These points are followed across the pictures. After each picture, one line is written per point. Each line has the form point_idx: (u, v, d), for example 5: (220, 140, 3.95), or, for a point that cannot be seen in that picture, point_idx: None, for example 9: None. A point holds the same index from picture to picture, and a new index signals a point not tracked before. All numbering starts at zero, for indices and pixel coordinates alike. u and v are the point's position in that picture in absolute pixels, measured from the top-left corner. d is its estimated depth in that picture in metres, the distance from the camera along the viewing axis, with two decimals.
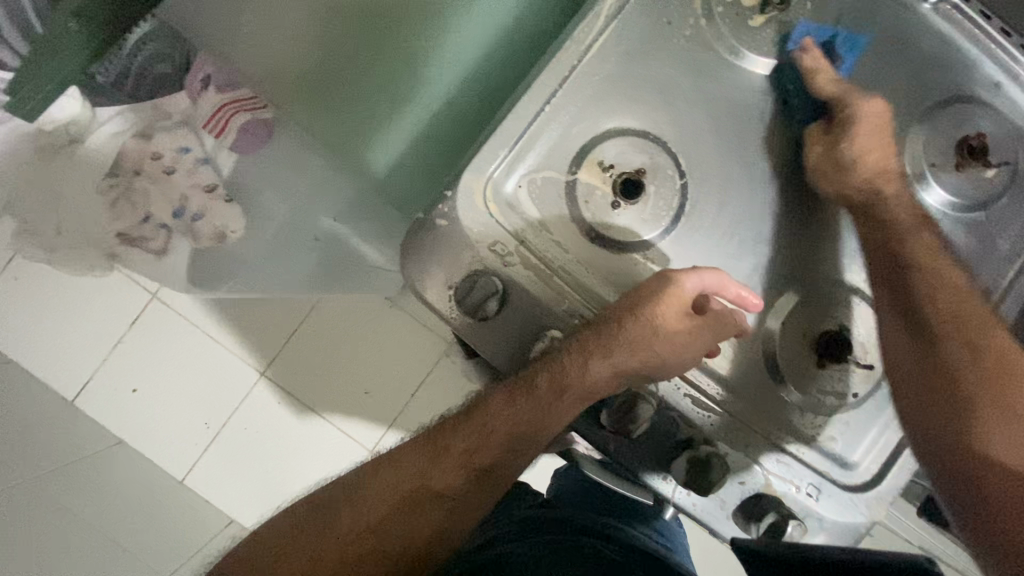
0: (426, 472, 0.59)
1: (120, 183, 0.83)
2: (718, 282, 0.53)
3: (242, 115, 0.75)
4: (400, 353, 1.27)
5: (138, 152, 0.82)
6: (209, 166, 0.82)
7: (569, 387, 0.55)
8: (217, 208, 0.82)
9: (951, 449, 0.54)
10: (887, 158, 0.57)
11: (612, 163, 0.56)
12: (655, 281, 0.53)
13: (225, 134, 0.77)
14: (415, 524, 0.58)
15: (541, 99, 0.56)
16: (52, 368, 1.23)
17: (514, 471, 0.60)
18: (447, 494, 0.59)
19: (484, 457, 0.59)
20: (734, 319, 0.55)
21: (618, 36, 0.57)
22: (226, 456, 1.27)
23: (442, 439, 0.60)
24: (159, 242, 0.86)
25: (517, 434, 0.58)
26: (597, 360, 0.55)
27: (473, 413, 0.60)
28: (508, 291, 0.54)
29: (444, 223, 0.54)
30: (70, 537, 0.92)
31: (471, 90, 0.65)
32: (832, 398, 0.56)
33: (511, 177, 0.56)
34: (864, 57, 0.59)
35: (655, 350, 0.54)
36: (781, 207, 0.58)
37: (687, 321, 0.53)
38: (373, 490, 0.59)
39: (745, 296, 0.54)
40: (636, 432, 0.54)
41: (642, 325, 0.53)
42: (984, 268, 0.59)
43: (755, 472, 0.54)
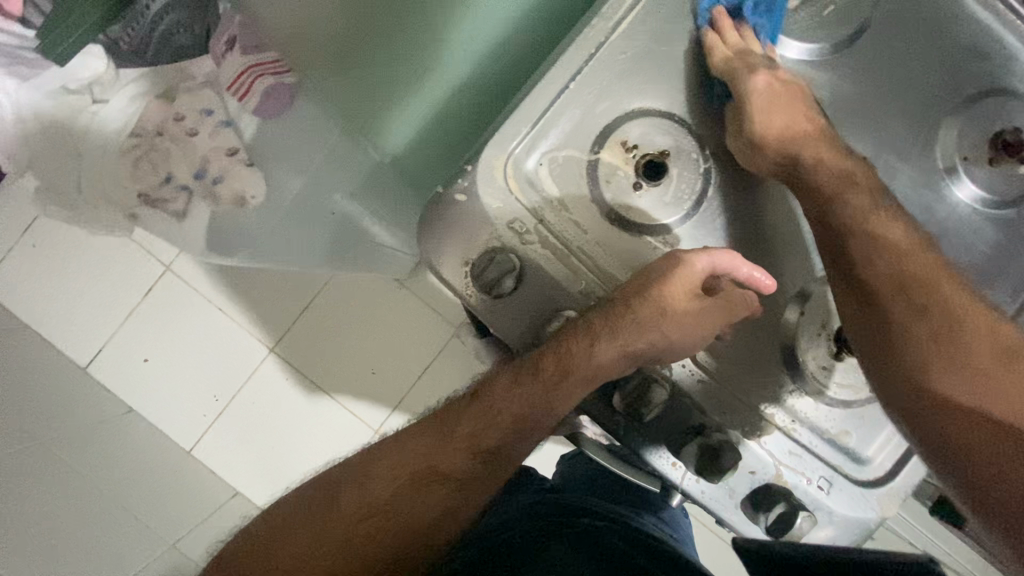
0: (432, 453, 0.59)
1: (142, 142, 0.84)
2: (728, 265, 0.51)
3: (267, 76, 0.78)
4: (409, 333, 1.28)
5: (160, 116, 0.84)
6: (231, 129, 0.84)
7: (574, 369, 0.54)
8: (238, 172, 0.84)
9: (925, 432, 0.49)
10: (804, 124, 0.55)
11: (636, 144, 0.55)
12: (665, 262, 0.52)
13: (248, 98, 0.81)
14: (417, 506, 0.58)
15: (567, 76, 0.55)
16: (67, 335, 1.24)
17: (521, 454, 0.59)
18: (452, 476, 0.58)
19: (490, 439, 0.58)
20: (745, 300, 0.54)
21: (648, 14, 0.55)
22: (234, 429, 1.29)
23: (448, 420, 0.59)
24: (180, 205, 0.85)
25: (523, 417, 0.57)
26: (606, 340, 0.53)
27: (480, 394, 0.59)
28: (525, 269, 0.54)
29: (463, 198, 0.54)
30: (78, 503, 0.94)
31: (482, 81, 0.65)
32: (848, 392, 0.55)
33: (532, 154, 0.55)
34: (900, 45, 0.57)
35: (667, 332, 0.53)
36: (759, 191, 0.57)
37: (696, 304, 0.53)
38: (378, 473, 0.58)
39: (759, 277, 0.52)
40: (647, 415, 0.54)
41: (652, 306, 0.52)
42: (1014, 267, 0.57)
43: (765, 463, 0.54)
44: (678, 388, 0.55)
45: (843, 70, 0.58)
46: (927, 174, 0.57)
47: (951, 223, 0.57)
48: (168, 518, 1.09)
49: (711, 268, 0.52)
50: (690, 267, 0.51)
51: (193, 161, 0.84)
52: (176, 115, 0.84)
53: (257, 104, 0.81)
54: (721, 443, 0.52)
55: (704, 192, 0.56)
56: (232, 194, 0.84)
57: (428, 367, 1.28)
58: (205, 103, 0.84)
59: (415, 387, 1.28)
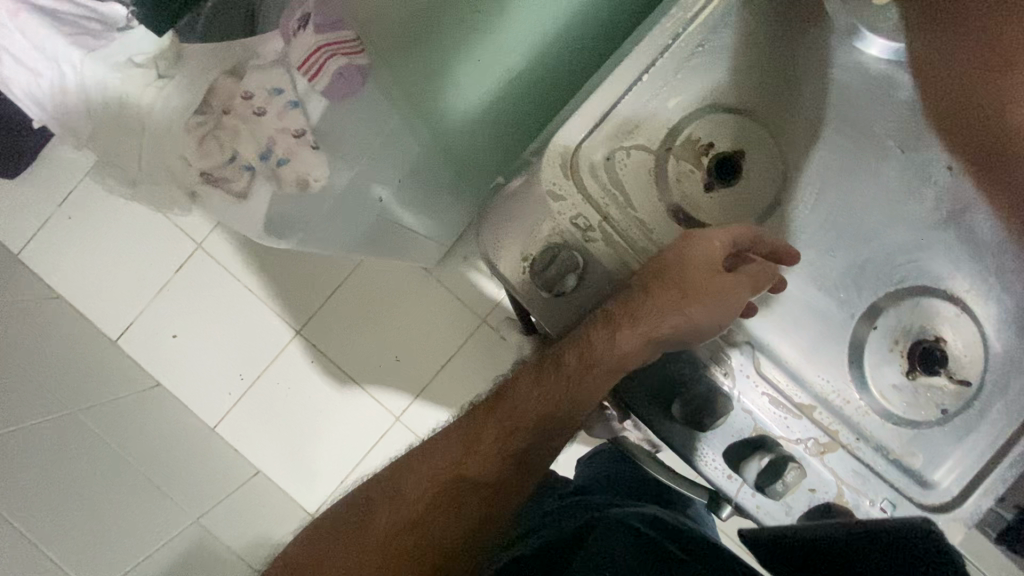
0: (461, 461, 0.60)
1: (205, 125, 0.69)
2: (749, 237, 0.50)
3: (339, 58, 0.59)
4: (435, 322, 1.26)
5: (229, 90, 0.62)
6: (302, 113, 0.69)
7: (598, 362, 0.52)
8: (305, 156, 0.65)
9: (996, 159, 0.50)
10: None
11: (710, 143, 0.54)
12: (677, 244, 0.50)
13: None
14: (454, 512, 0.60)
15: (639, 69, 0.53)
16: (103, 309, 1.27)
17: (549, 453, 0.61)
18: (484, 483, 0.60)
19: (517, 441, 0.59)
20: (765, 272, 0.50)
21: (727, 6, 0.53)
22: (259, 409, 1.29)
23: (472, 428, 0.61)
24: (244, 186, 0.66)
25: (551, 417, 0.57)
26: (625, 330, 0.50)
27: (501, 399, 0.60)
28: (587, 267, 0.52)
29: (526, 191, 0.52)
30: (102, 468, 0.95)
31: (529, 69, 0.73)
32: (920, 411, 0.53)
33: (601, 148, 0.53)
34: None
35: (688, 314, 0.50)
36: (795, 156, 0.54)
37: (718, 281, 0.50)
38: (409, 490, 0.61)
39: (784, 249, 0.51)
40: (709, 425, 0.51)
41: (671, 287, 0.50)
42: None
43: (827, 481, 0.51)
44: (741, 401, 0.52)
45: None
46: None
47: None
48: (193, 490, 1.10)
49: (732, 242, 0.50)
50: (708, 246, 0.50)
51: (259, 139, 0.64)
52: (243, 93, 0.62)
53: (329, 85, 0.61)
54: (786, 460, 0.50)
55: (781, 199, 0.54)
56: (293, 178, 0.66)
57: (452, 357, 1.26)
58: (276, 81, 0.63)
59: (439, 377, 1.27)
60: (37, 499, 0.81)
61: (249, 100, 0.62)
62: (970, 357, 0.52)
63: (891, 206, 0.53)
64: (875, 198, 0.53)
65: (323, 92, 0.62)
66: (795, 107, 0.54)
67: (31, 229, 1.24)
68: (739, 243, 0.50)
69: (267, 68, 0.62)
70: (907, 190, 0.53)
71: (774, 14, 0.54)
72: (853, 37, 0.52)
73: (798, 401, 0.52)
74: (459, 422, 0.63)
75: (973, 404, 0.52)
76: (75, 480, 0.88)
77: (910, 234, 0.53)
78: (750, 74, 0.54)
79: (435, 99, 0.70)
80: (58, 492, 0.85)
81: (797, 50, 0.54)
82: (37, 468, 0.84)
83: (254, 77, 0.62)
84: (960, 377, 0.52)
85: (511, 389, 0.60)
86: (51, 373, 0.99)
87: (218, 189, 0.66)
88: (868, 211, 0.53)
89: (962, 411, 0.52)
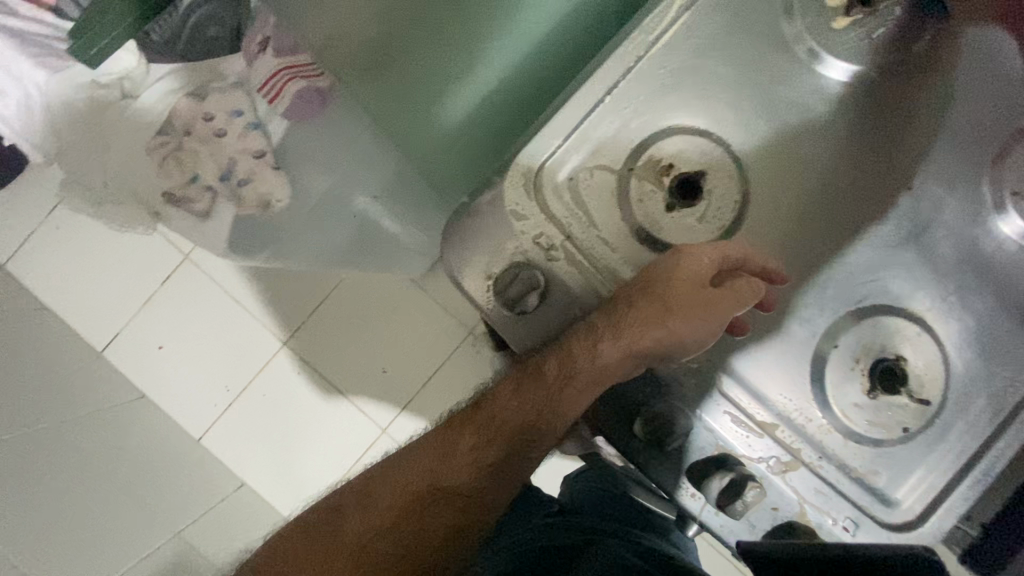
0: (435, 469, 0.60)
1: (171, 142, 0.74)
2: (740, 255, 0.50)
3: (299, 81, 0.70)
4: (420, 335, 1.26)
5: (191, 112, 0.73)
6: (260, 130, 0.74)
7: (578, 373, 0.52)
8: (266, 175, 0.74)
9: None
10: None
11: (671, 163, 0.54)
12: (667, 258, 0.51)
13: (278, 101, 0.71)
14: (426, 522, 0.60)
15: (603, 89, 0.53)
16: (86, 318, 1.27)
17: (527, 467, 0.60)
18: (459, 492, 0.60)
19: (493, 451, 0.59)
20: (751, 288, 0.50)
21: (689, 29, 0.54)
22: (242, 419, 1.29)
23: (452, 435, 0.61)
24: (206, 206, 0.75)
25: (529, 426, 0.57)
26: (606, 341, 0.51)
27: (481, 408, 0.61)
28: (549, 286, 0.53)
29: (491, 208, 0.52)
30: (83, 482, 0.94)
31: (522, 76, 0.61)
32: (878, 430, 0.53)
33: (564, 168, 0.54)
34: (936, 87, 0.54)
35: (671, 328, 0.50)
36: (755, 176, 0.55)
37: (703, 294, 0.50)
38: (381, 497, 0.61)
39: (774, 267, 0.51)
40: (670, 445, 0.52)
41: (656, 300, 0.50)
42: None
43: (788, 499, 0.51)
44: (702, 419, 0.52)
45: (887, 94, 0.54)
46: (973, 206, 0.53)
47: (999, 260, 0.53)
48: (174, 506, 1.09)
49: (722, 257, 0.50)
50: (697, 261, 0.50)
51: (219, 161, 0.74)
52: (205, 115, 0.73)
53: (289, 106, 0.71)
54: (746, 478, 0.50)
55: (741, 218, 0.55)
56: (255, 199, 0.75)
57: (438, 370, 1.26)
58: (236, 104, 0.73)
59: (423, 389, 1.26)
60: (23, 512, 0.81)
61: (210, 122, 0.73)
62: (929, 376, 0.53)
63: (850, 224, 0.54)
64: (829, 222, 0.55)
65: (284, 113, 0.72)
66: (763, 127, 0.54)
67: (13, 239, 1.24)
68: (731, 260, 0.51)
69: (227, 90, 0.73)
70: (866, 210, 0.54)
71: (739, 34, 0.54)
72: (815, 63, 0.54)
73: (760, 420, 0.53)
74: (438, 429, 0.63)
75: (934, 423, 0.53)
76: (61, 492, 0.89)
77: (871, 253, 0.54)
78: (719, 93, 0.54)
79: (405, 106, 0.65)
80: (43, 504, 0.85)
81: (764, 69, 0.54)
82: (19, 481, 0.83)
83: (216, 101, 0.73)
84: (920, 397, 0.53)
85: (492, 394, 0.60)
86: (38, 385, 0.99)
87: (180, 208, 0.76)
88: (826, 237, 0.54)
89: (923, 430, 0.53)
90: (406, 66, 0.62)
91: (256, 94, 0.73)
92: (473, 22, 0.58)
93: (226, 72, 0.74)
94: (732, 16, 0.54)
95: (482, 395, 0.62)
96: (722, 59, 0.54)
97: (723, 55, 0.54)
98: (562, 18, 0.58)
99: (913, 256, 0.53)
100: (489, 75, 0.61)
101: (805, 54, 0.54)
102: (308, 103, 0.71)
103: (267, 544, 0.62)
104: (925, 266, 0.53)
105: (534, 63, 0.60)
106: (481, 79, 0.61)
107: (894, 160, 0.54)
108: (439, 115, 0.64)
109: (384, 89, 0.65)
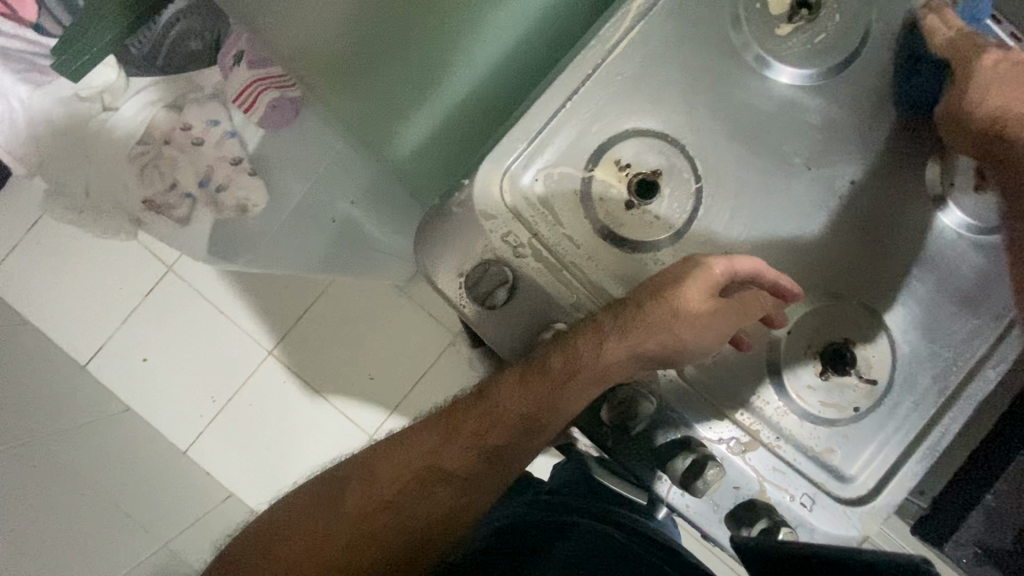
0: (437, 452, 0.63)
1: (150, 151, 0.77)
2: (751, 271, 0.52)
3: (271, 92, 0.73)
4: (405, 340, 1.28)
5: (170, 122, 0.77)
6: (235, 139, 0.78)
7: (581, 369, 0.55)
8: (242, 180, 0.77)
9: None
10: None
11: (629, 163, 0.57)
12: (681, 265, 0.53)
13: (253, 111, 0.75)
14: (426, 501, 0.63)
15: (563, 96, 0.57)
16: (68, 332, 1.26)
17: (524, 455, 0.62)
18: (459, 475, 0.63)
19: (493, 438, 0.61)
20: (759, 302, 0.54)
21: (642, 37, 0.57)
22: (229, 427, 1.29)
23: (453, 420, 0.64)
24: (185, 212, 0.79)
25: (527, 419, 0.59)
26: (612, 342, 0.54)
27: (484, 396, 0.62)
28: (518, 282, 0.55)
29: (461, 211, 0.55)
30: (72, 497, 0.94)
31: (492, 82, 0.64)
32: (831, 411, 0.56)
33: (529, 171, 0.57)
34: (877, 99, 0.58)
35: (678, 336, 0.53)
36: (710, 173, 0.58)
37: (712, 304, 0.52)
38: (383, 473, 0.65)
39: (786, 285, 0.53)
40: (634, 429, 0.55)
41: (665, 307, 0.52)
42: (989, 296, 0.57)
43: (749, 478, 0.54)
44: (665, 403, 0.55)
45: (831, 94, 0.58)
46: (914, 203, 0.58)
47: (937, 248, 0.57)
48: (164, 518, 1.10)
49: (732, 270, 0.52)
50: (708, 272, 0.52)
51: (197, 168, 0.77)
52: (183, 126, 0.77)
53: (264, 116, 0.75)
54: (706, 459, 0.52)
55: (698, 212, 0.57)
56: (232, 203, 0.78)
57: (424, 373, 1.28)
58: (213, 114, 0.77)
59: (411, 393, 1.28)
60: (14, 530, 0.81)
61: (188, 131, 0.77)
62: (877, 359, 0.56)
63: (800, 215, 0.58)
64: (786, 216, 0.58)
65: (259, 123, 0.77)
66: (716, 128, 0.58)
67: None
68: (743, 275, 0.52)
69: (204, 102, 0.78)
70: (813, 203, 0.58)
71: (690, 42, 0.58)
72: (762, 68, 0.58)
73: (721, 403, 0.56)
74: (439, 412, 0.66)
75: (881, 402, 0.56)
76: (52, 509, 0.89)
77: (818, 245, 0.58)
78: (673, 98, 0.58)
79: (384, 117, 0.69)
80: (37, 516, 0.86)
81: (715, 75, 0.58)
82: (10, 498, 0.83)
83: (193, 111, 0.77)
84: (869, 377, 0.56)
85: (496, 383, 0.61)
86: (27, 402, 1.00)
87: (161, 215, 0.79)
88: (787, 229, 0.58)
89: (873, 409, 0.56)
90: (381, 78, 0.64)
91: (232, 105, 0.77)
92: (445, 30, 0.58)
93: (202, 84, 0.78)
94: (683, 26, 0.58)
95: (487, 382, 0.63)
96: (676, 66, 0.58)
97: (676, 61, 0.58)
98: (531, 25, 0.60)
99: (853, 246, 0.58)
100: (459, 82, 0.62)
101: (752, 59, 0.58)
102: (279, 112, 0.75)
103: (254, 525, 0.65)
104: (868, 256, 0.58)
105: (504, 67, 0.63)
106: (472, 75, 0.62)
107: (839, 157, 0.58)
108: (415, 120, 0.67)
109: (361, 100, 0.68)
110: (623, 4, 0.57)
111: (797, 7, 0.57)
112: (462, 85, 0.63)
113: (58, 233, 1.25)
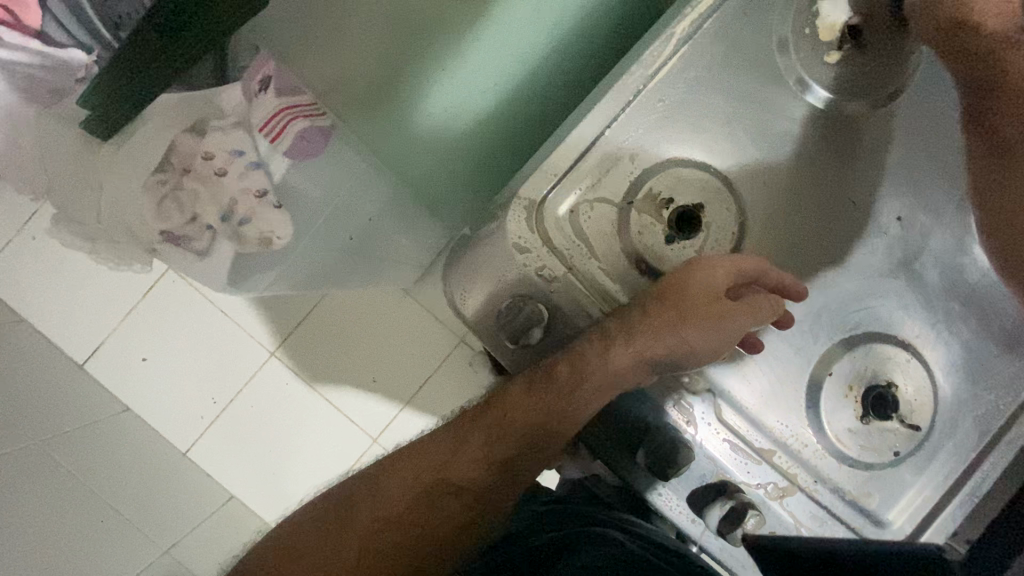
0: (448, 464, 0.61)
1: (169, 180, 0.63)
2: (756, 270, 0.52)
3: (300, 121, 0.65)
4: (410, 344, 1.26)
5: (191, 148, 0.62)
6: (261, 170, 0.67)
7: (589, 376, 0.53)
8: (267, 214, 0.69)
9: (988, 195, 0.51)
10: None
11: (670, 197, 0.55)
12: (683, 268, 0.52)
13: (279, 141, 0.65)
14: (436, 515, 0.60)
15: (602, 123, 0.54)
16: (63, 332, 1.21)
17: (533, 465, 0.60)
18: (466, 488, 0.60)
19: (503, 448, 0.59)
20: (768, 303, 0.52)
21: (687, 62, 0.55)
22: (228, 430, 1.27)
23: (461, 432, 0.62)
24: (205, 244, 0.68)
25: (536, 427, 0.57)
26: (619, 347, 0.52)
27: (490, 406, 0.61)
28: (552, 317, 0.54)
29: (494, 240, 0.53)
30: (72, 503, 0.92)
31: (515, 89, 0.70)
32: (872, 454, 0.55)
33: (565, 199, 0.54)
34: (934, 129, 0.55)
35: (683, 336, 0.52)
36: (752, 206, 0.55)
37: (715, 306, 0.52)
38: (395, 487, 0.62)
39: (791, 284, 0.52)
40: (672, 475, 0.52)
41: (670, 308, 0.52)
42: (998, 324, 0.55)
43: (785, 522, 0.53)
44: (700, 447, 0.54)
45: (883, 128, 0.55)
46: (963, 238, 0.55)
47: (982, 288, 0.55)
48: (164, 522, 1.09)
49: (737, 273, 0.52)
50: (712, 272, 0.52)
51: (219, 202, 0.66)
52: (202, 154, 0.63)
53: (289, 146, 0.66)
54: (747, 506, 0.51)
55: (742, 244, 0.56)
56: (255, 237, 0.70)
57: (430, 377, 1.26)
58: (239, 144, 0.64)
59: (416, 396, 1.26)
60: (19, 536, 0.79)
61: (210, 161, 0.63)
62: (919, 402, 0.54)
63: (846, 251, 0.56)
64: (829, 254, 0.56)
65: (286, 153, 0.67)
66: (757, 157, 0.55)
67: None
68: (745, 275, 0.52)
69: (229, 130, 0.63)
70: (860, 239, 0.56)
71: (736, 66, 0.55)
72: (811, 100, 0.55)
73: (758, 446, 0.55)
74: (447, 427, 0.64)
75: (923, 447, 0.55)
76: (54, 515, 0.87)
77: (862, 283, 0.55)
78: (716, 125, 0.55)
79: (403, 136, 0.70)
80: (40, 529, 0.83)
81: (763, 101, 0.55)
82: (17, 502, 0.81)
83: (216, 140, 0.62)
84: (911, 422, 0.54)
85: (504, 393, 0.59)
86: (39, 398, 0.98)
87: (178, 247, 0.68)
88: (830, 265, 0.56)
89: (914, 452, 0.55)
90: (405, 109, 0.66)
91: (258, 133, 0.64)
92: (478, 50, 0.62)
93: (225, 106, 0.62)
94: (731, 49, 0.55)
95: (494, 393, 0.62)
96: (721, 92, 0.55)
97: (722, 85, 0.55)
98: (550, 34, 0.66)
99: (904, 285, 0.55)
100: (488, 93, 0.68)
101: (796, 84, 0.55)
102: (309, 143, 0.67)
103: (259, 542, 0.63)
104: (915, 293, 0.55)
105: (527, 73, 0.69)
106: (468, 82, 0.65)
107: (890, 192, 0.55)
108: (439, 137, 0.71)
109: (381, 124, 0.68)
110: (667, 26, 0.55)
111: (846, 38, 0.56)
112: (459, 93, 0.66)
113: (44, 239, 1.17)
